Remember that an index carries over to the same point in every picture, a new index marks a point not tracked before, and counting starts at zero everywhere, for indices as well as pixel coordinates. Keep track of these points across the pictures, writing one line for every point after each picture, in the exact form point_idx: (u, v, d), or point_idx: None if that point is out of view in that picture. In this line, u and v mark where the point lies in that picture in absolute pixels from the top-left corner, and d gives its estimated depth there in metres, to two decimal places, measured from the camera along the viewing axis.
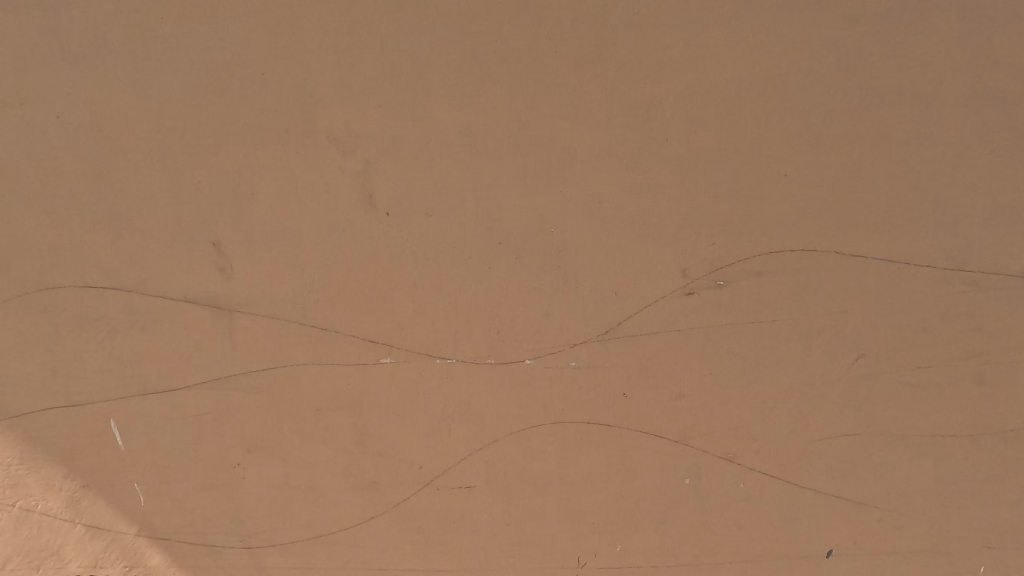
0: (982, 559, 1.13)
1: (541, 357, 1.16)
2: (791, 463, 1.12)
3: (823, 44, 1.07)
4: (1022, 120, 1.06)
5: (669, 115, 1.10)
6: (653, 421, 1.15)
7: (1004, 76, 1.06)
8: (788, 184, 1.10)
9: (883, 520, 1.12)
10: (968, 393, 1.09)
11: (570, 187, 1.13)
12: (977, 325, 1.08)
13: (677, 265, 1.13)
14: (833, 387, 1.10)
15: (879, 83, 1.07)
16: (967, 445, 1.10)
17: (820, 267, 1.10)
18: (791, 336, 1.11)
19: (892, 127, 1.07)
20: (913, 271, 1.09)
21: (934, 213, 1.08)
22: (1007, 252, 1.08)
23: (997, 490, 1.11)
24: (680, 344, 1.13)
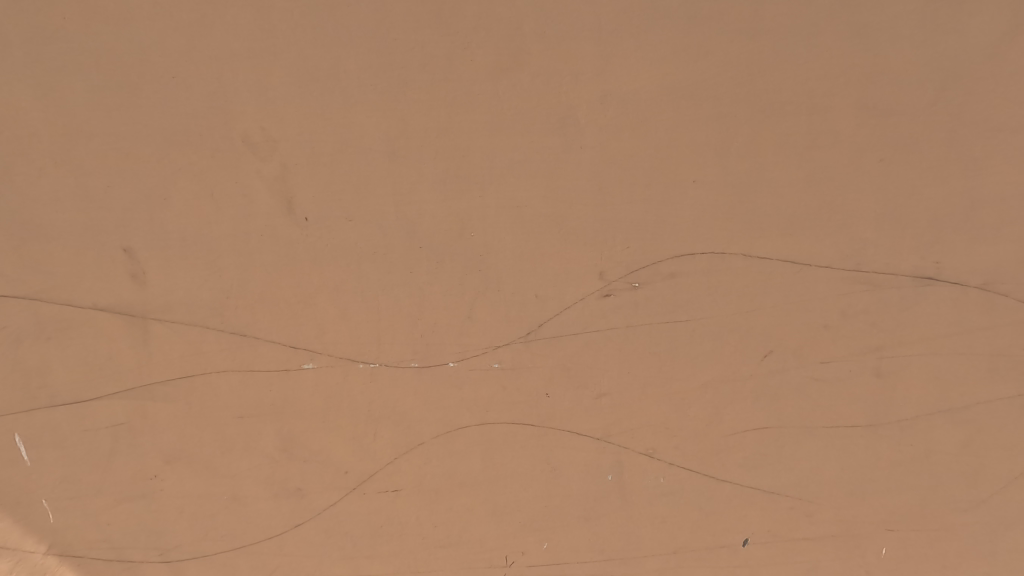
0: (883, 540, 1.19)
1: (464, 358, 1.07)
2: (707, 460, 1.14)
3: (741, 32, 1.00)
4: (922, 123, 1.05)
5: (578, 99, 1.01)
6: (577, 418, 1.10)
7: (904, 70, 1.03)
8: (700, 187, 1.05)
9: (794, 507, 1.16)
10: (866, 386, 1.12)
11: (491, 184, 1.03)
12: (875, 322, 1.10)
13: (595, 266, 1.06)
14: (741, 387, 1.11)
15: (783, 75, 1.02)
16: (865, 436, 1.14)
17: (728, 270, 1.08)
18: (705, 335, 1.09)
19: (799, 127, 1.04)
20: (815, 271, 1.08)
21: (835, 212, 1.07)
22: (905, 248, 1.08)
23: (897, 477, 1.16)
24: (600, 344, 1.08)
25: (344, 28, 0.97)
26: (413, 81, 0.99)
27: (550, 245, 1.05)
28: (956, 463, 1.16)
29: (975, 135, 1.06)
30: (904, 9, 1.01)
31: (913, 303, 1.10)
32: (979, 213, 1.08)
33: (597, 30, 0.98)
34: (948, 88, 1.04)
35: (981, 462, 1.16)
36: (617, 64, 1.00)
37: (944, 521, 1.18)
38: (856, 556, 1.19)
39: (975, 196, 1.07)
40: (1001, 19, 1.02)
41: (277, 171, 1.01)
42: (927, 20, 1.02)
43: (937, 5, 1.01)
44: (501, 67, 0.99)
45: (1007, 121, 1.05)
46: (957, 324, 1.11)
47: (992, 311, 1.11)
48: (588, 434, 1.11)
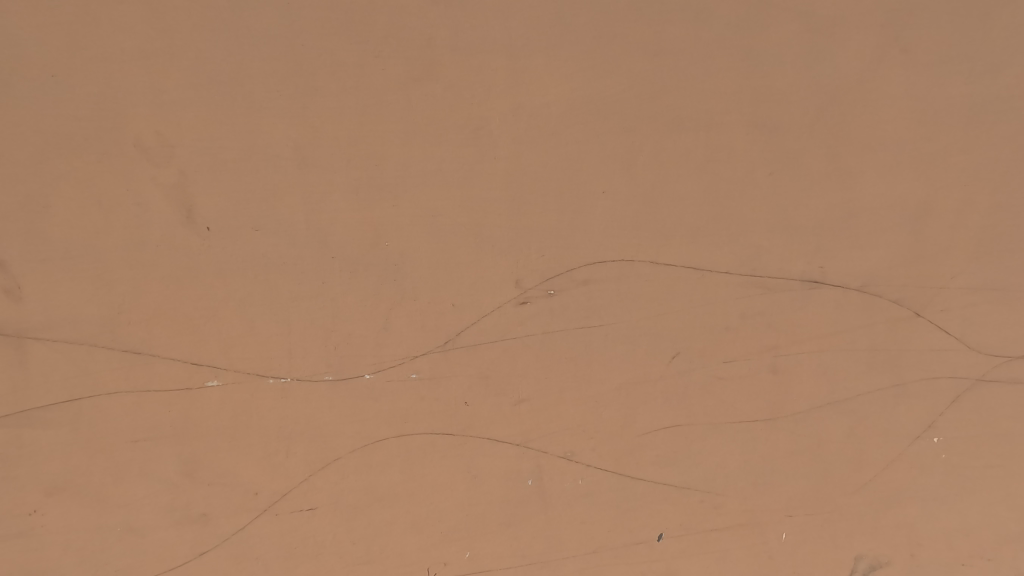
0: (783, 526, 1.28)
1: (380, 370, 1.06)
2: (622, 460, 1.18)
3: (643, 52, 1.06)
4: (804, 140, 1.15)
5: (491, 111, 1.03)
6: (496, 425, 1.11)
7: (788, 92, 1.13)
8: (609, 198, 1.09)
9: (703, 500, 1.23)
10: (764, 382, 1.21)
11: (405, 193, 1.02)
12: (770, 323, 1.19)
13: (511, 274, 1.08)
14: (652, 388, 1.17)
15: (682, 93, 1.09)
16: (765, 430, 1.23)
17: (638, 276, 1.13)
18: (617, 340, 1.13)
19: (697, 142, 1.11)
20: (717, 277, 1.16)
21: (733, 221, 1.15)
22: (794, 255, 1.18)
23: (794, 466, 1.25)
24: (518, 351, 1.10)
25: (247, 33, 0.95)
26: (322, 88, 0.98)
27: (466, 254, 1.06)
28: (843, 450, 1.27)
29: (850, 152, 1.17)
30: (785, 37, 1.11)
31: (802, 304, 1.20)
32: (855, 222, 1.19)
33: (507, 45, 1.01)
34: (826, 109, 1.15)
35: (864, 448, 1.28)
36: (527, 78, 1.03)
37: (835, 504, 1.29)
38: (760, 542, 1.27)
39: (852, 207, 1.18)
40: (866, 50, 1.14)
41: (175, 179, 0.96)
42: (806, 48, 1.12)
43: (814, 34, 1.12)
44: (412, 76, 1.00)
45: (876, 140, 1.17)
46: (839, 323, 1.22)
47: (868, 310, 1.23)
48: (508, 440, 1.12)
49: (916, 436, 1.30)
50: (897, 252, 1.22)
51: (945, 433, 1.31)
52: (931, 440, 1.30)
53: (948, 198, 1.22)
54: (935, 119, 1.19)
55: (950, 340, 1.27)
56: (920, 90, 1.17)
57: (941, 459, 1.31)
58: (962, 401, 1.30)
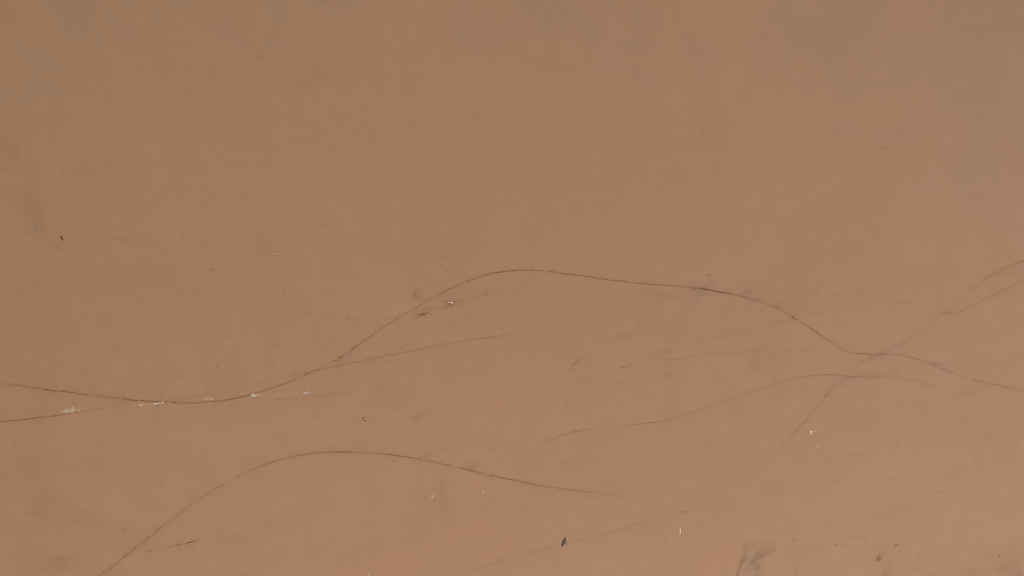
0: (679, 521, 1.34)
1: (268, 389, 1.00)
2: (526, 468, 1.19)
3: (539, 65, 1.08)
4: (692, 155, 1.22)
5: (385, 118, 1.00)
6: (396, 440, 1.09)
7: (676, 110, 1.19)
8: (507, 208, 1.10)
9: (605, 503, 1.26)
10: (659, 385, 1.26)
11: (293, 202, 0.97)
12: (663, 329, 1.25)
13: (409, 285, 1.06)
14: (554, 395, 1.18)
15: (578, 106, 1.12)
16: (660, 431, 1.28)
17: (538, 285, 1.14)
18: (518, 348, 1.14)
19: (592, 154, 1.14)
20: (613, 285, 1.20)
21: (627, 232, 1.19)
22: (684, 264, 1.24)
23: (688, 463, 1.32)
24: (417, 364, 1.08)
25: (109, 25, 0.87)
26: (197, 88, 0.91)
27: (361, 264, 1.02)
28: (731, 446, 1.36)
29: (733, 167, 1.25)
30: (672, 57, 1.17)
31: (692, 309, 1.27)
32: (738, 233, 1.28)
33: (401, 51, 0.99)
34: (711, 127, 1.22)
35: (749, 443, 1.37)
36: (423, 86, 1.01)
37: (726, 497, 1.37)
38: (659, 539, 1.33)
39: (735, 219, 1.27)
40: (745, 72, 1.23)
41: (20, 183, 0.87)
42: (691, 68, 1.19)
43: (698, 56, 1.19)
44: (299, 80, 0.95)
45: (755, 157, 1.27)
46: (726, 327, 1.30)
47: (751, 314, 1.32)
48: (408, 455, 1.10)
49: (794, 429, 1.41)
50: (775, 260, 1.32)
51: (819, 425, 1.43)
52: (807, 432, 1.42)
53: (817, 211, 1.34)
54: (804, 139, 1.30)
55: (820, 340, 1.39)
56: (791, 113, 1.28)
57: (816, 449, 1.44)
58: (832, 396, 1.43)
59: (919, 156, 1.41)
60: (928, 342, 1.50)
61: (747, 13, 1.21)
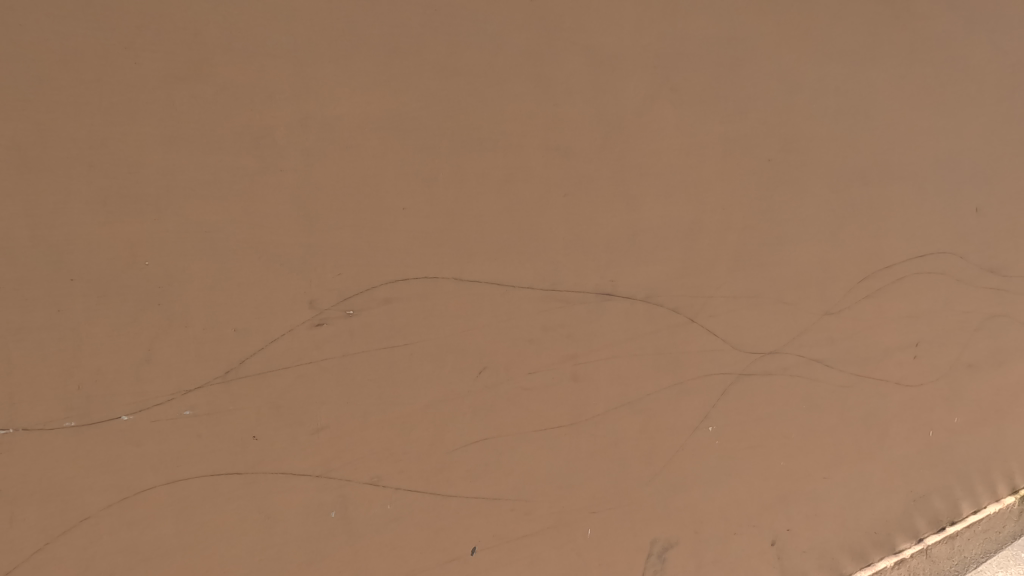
0: (588, 522, 1.37)
1: (142, 410, 0.92)
2: (432, 479, 1.17)
3: (440, 69, 1.07)
4: (594, 164, 1.25)
5: (273, 119, 0.95)
6: (291, 458, 1.03)
7: (578, 119, 1.22)
8: (409, 215, 1.07)
9: (515, 509, 1.26)
10: (566, 390, 1.28)
11: (169, 207, 0.90)
12: (569, 334, 1.27)
13: (304, 295, 1.00)
14: (460, 404, 1.17)
15: (481, 113, 1.11)
16: (568, 435, 1.30)
17: (442, 293, 1.12)
18: (423, 358, 1.12)
19: (496, 161, 1.14)
20: (519, 292, 1.20)
21: (532, 239, 1.20)
22: (589, 270, 1.27)
23: (596, 464, 1.35)
24: (313, 377, 1.03)
25: None
26: (51, 78, 0.82)
27: (249, 274, 0.96)
28: (636, 446, 1.40)
29: (633, 177, 1.29)
30: (574, 68, 1.19)
31: (597, 314, 1.30)
32: (640, 240, 1.32)
33: (291, 49, 0.95)
34: (612, 137, 1.26)
35: (654, 442, 1.42)
36: (315, 87, 0.97)
37: (632, 495, 1.42)
38: (568, 541, 1.35)
39: (637, 227, 1.31)
40: (644, 85, 1.28)
41: None
42: (593, 80, 1.22)
43: (598, 68, 1.22)
44: (175, 75, 0.88)
45: (654, 167, 1.32)
46: (630, 331, 1.34)
47: (653, 318, 1.37)
48: (306, 472, 1.05)
49: (695, 427, 1.48)
50: (675, 266, 1.38)
51: (717, 422, 1.51)
52: (707, 428, 1.50)
53: (712, 219, 1.41)
54: (700, 151, 1.37)
55: (717, 341, 1.47)
56: (687, 126, 1.34)
57: (714, 444, 1.52)
58: (728, 393, 1.52)
59: (801, 168, 1.52)
60: (811, 340, 1.63)
61: (644, 28, 1.26)
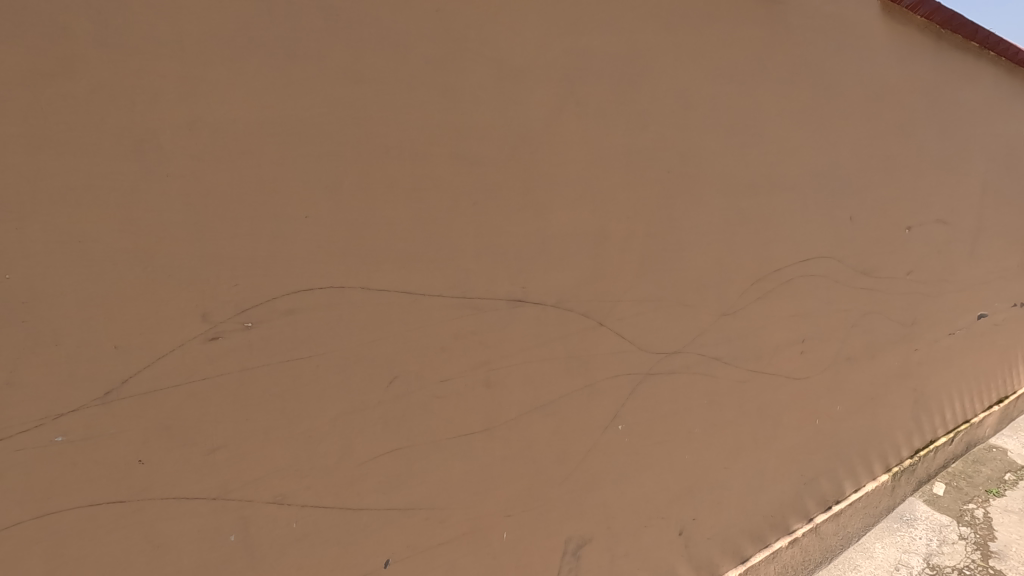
0: (504, 526, 1.39)
1: (4, 439, 0.83)
2: (342, 493, 1.14)
3: (342, 75, 1.05)
4: (503, 172, 1.27)
5: (158, 122, 0.89)
6: (184, 481, 0.97)
7: (486, 128, 1.24)
8: (311, 223, 1.04)
9: (429, 517, 1.26)
10: (479, 395, 1.30)
11: (34, 215, 0.82)
12: (481, 341, 1.29)
13: (196, 308, 0.95)
14: (370, 416, 1.15)
15: (386, 120, 1.10)
16: (482, 440, 1.32)
17: (349, 303, 1.10)
18: (329, 369, 1.09)
19: (404, 169, 1.14)
20: (430, 300, 1.20)
21: (442, 247, 1.20)
22: (499, 277, 1.29)
23: (511, 467, 1.38)
24: (208, 394, 0.98)
25: None
26: None
27: (132, 287, 0.90)
28: (550, 447, 1.44)
29: (542, 186, 1.33)
30: (480, 79, 1.21)
31: (509, 320, 1.32)
32: (549, 247, 1.36)
33: (177, 49, 0.90)
34: (520, 147, 1.29)
35: (567, 443, 1.47)
36: (205, 89, 0.93)
37: (547, 496, 1.45)
38: (485, 545, 1.36)
39: (546, 234, 1.35)
40: (550, 98, 1.32)
41: None
42: (500, 91, 1.24)
43: (505, 80, 1.25)
44: (41, 71, 0.81)
45: (561, 177, 1.36)
46: (541, 336, 1.38)
47: (563, 322, 1.42)
48: (200, 496, 0.99)
49: (605, 426, 1.54)
50: (583, 272, 1.43)
51: (625, 420, 1.59)
52: (616, 427, 1.57)
53: (618, 227, 1.48)
54: (605, 162, 1.43)
55: (625, 343, 1.55)
56: (592, 138, 1.40)
57: (624, 442, 1.59)
58: (636, 393, 1.59)
59: (698, 179, 1.63)
60: (711, 340, 1.75)
61: (549, 43, 1.31)
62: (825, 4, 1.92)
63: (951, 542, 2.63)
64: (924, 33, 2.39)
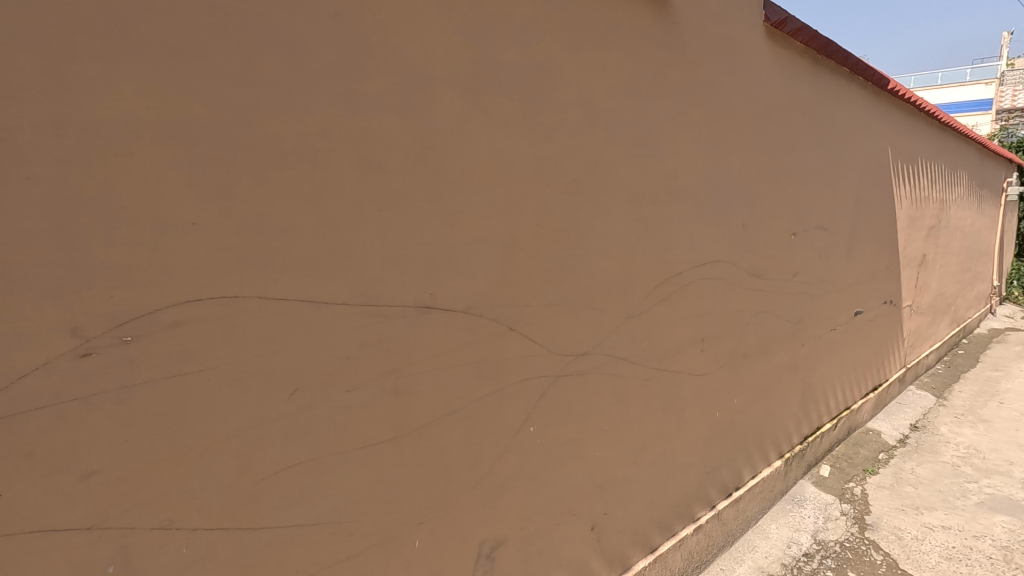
0: (415, 534, 1.38)
1: None
2: (238, 513, 1.09)
3: (233, 77, 1.01)
4: (408, 179, 1.27)
5: (14, 120, 0.82)
6: (52, 512, 0.89)
7: (390, 135, 1.23)
8: (199, 230, 0.99)
9: (336, 531, 1.23)
10: (387, 404, 1.28)
11: None
12: (389, 349, 1.28)
13: (64, 322, 0.88)
14: (269, 430, 1.11)
15: (282, 124, 1.07)
16: (391, 449, 1.30)
17: (243, 313, 1.05)
18: (222, 384, 1.04)
19: (301, 174, 1.10)
20: (332, 309, 1.17)
21: (345, 254, 1.18)
22: (406, 284, 1.29)
23: (422, 474, 1.37)
24: (80, 416, 0.90)
25: None
26: None
27: None
28: (461, 453, 1.45)
29: (449, 194, 1.34)
30: (383, 85, 1.21)
31: (417, 328, 1.32)
32: (457, 254, 1.38)
33: (37, 42, 0.83)
34: (426, 155, 1.29)
35: (479, 447, 1.49)
36: (74, 86, 0.86)
37: (460, 501, 1.46)
38: (396, 555, 1.34)
39: (453, 241, 1.37)
40: (456, 106, 1.34)
41: None
42: (404, 98, 1.24)
43: (409, 88, 1.25)
44: None
45: (469, 185, 1.38)
46: (450, 342, 1.39)
47: (473, 328, 1.43)
48: (72, 526, 0.91)
49: (517, 429, 1.57)
50: (492, 278, 1.46)
51: (537, 422, 1.63)
52: (528, 429, 1.61)
53: (526, 234, 1.52)
54: (511, 170, 1.46)
55: (534, 346, 1.59)
56: (499, 147, 1.43)
57: (535, 443, 1.63)
58: (546, 395, 1.64)
59: (603, 188, 1.71)
60: (617, 341, 1.83)
61: (453, 53, 1.32)
62: (715, 27, 2.07)
63: (834, 519, 2.92)
64: (803, 57, 2.64)
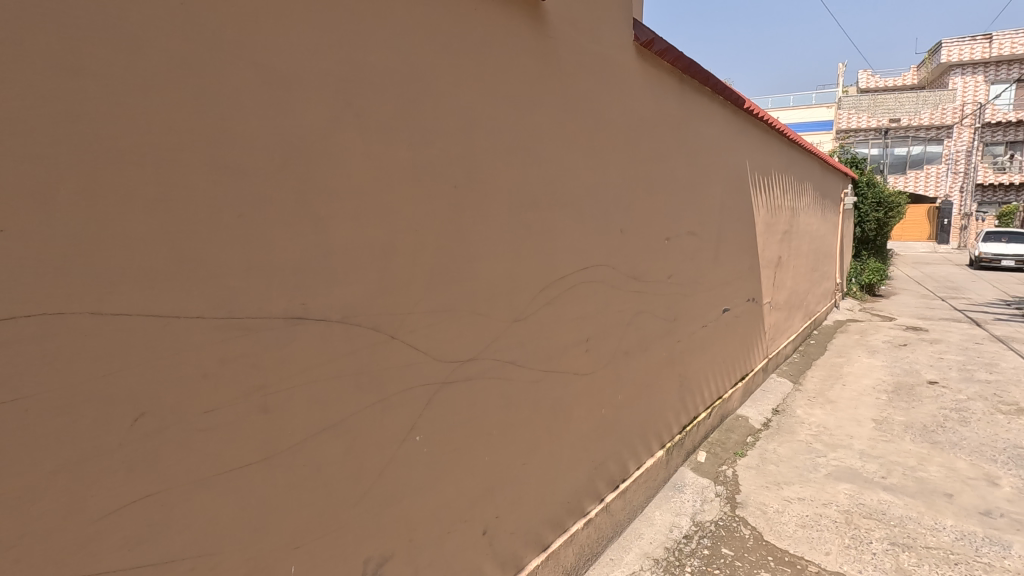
0: (291, 559, 1.29)
1: None
2: (69, 559, 0.95)
3: (52, 64, 0.89)
4: (271, 183, 1.19)
5: None
6: None
7: (251, 135, 1.15)
8: (9, 239, 0.86)
9: (196, 567, 1.12)
10: (253, 424, 1.20)
11: None
12: (253, 364, 1.19)
13: None
14: (108, 462, 0.98)
15: (117, 120, 0.96)
16: (260, 471, 1.22)
17: (71, 332, 0.93)
18: (44, 413, 0.91)
19: (142, 175, 1.00)
20: (185, 324, 1.07)
21: (198, 264, 1.08)
22: (272, 295, 1.21)
23: (297, 496, 1.29)
24: None
25: None
26: None
27: None
28: (340, 469, 1.39)
29: (320, 199, 1.29)
30: (242, 83, 1.13)
31: (286, 340, 1.24)
32: (330, 262, 1.32)
33: None
34: (292, 159, 1.23)
35: (360, 461, 1.43)
36: None
37: (341, 519, 1.39)
38: None
39: (326, 249, 1.31)
40: (325, 108, 1.29)
41: None
42: (265, 98, 1.17)
43: (271, 87, 1.18)
44: None
45: (341, 190, 1.33)
46: (325, 354, 1.33)
47: (350, 338, 1.38)
48: None
49: (401, 439, 1.54)
50: (370, 286, 1.42)
51: (422, 431, 1.60)
52: (414, 438, 1.58)
53: (405, 240, 1.50)
54: (388, 175, 1.44)
55: (417, 354, 1.56)
56: (374, 151, 1.40)
57: (421, 452, 1.61)
58: (432, 402, 1.62)
59: (484, 195, 1.73)
60: (503, 346, 1.86)
61: (320, 53, 1.27)
62: (589, 43, 2.18)
63: (709, 500, 3.18)
64: (670, 76, 2.87)
